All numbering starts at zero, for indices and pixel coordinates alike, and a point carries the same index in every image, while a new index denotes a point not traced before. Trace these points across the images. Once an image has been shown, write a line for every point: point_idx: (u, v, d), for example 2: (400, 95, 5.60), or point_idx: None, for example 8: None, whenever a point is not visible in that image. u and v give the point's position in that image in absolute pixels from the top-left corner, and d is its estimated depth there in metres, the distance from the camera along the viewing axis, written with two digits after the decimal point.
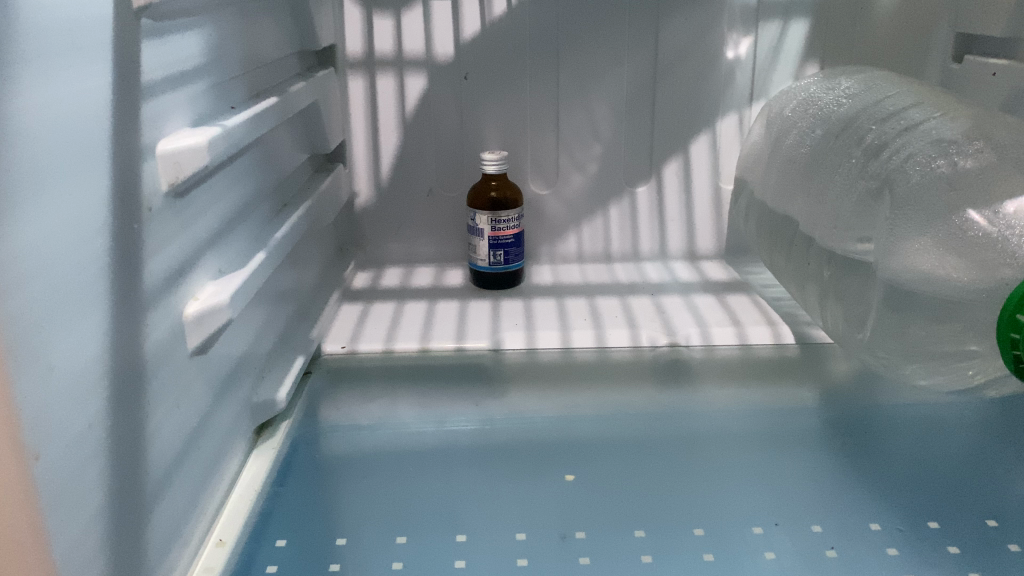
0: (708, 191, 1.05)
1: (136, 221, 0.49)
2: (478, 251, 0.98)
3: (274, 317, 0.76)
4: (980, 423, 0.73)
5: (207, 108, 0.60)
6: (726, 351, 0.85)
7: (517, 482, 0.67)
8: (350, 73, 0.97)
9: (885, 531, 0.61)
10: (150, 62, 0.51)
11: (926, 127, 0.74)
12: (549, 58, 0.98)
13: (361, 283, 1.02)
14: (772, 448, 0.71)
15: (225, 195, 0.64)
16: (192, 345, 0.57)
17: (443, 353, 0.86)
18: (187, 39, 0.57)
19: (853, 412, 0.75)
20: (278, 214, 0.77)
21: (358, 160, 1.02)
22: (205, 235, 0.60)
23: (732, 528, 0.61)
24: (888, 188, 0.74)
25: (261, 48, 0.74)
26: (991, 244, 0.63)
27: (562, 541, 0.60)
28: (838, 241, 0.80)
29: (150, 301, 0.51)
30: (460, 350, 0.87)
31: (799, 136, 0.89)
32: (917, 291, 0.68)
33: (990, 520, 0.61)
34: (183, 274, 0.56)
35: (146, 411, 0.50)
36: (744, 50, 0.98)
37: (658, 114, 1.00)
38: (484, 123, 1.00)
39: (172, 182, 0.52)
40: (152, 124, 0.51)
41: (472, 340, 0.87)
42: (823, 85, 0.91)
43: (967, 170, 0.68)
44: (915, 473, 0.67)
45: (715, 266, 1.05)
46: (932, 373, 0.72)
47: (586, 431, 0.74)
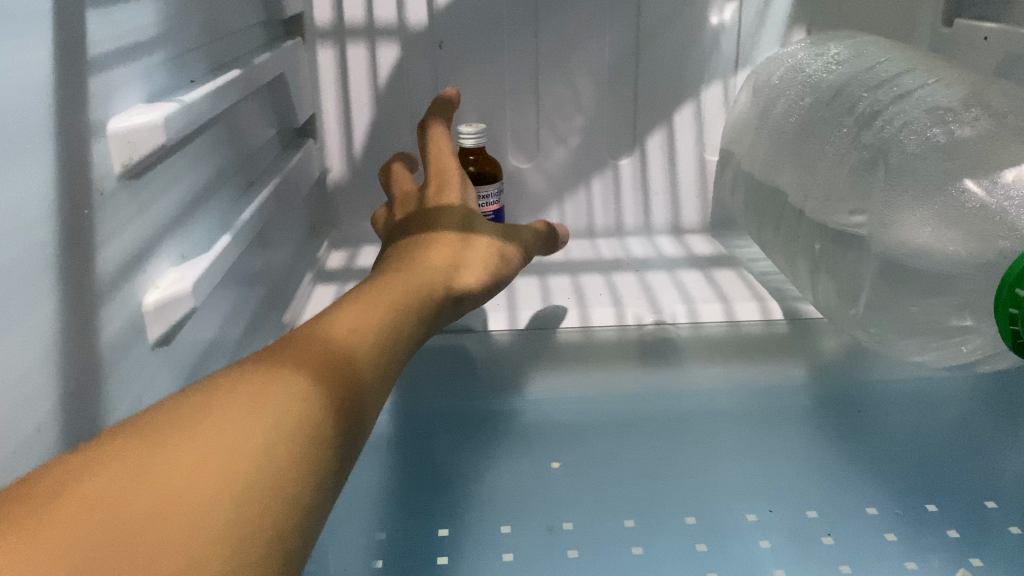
0: (693, 162, 1.02)
1: (87, 206, 0.45)
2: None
3: (244, 301, 0.73)
4: (977, 400, 0.71)
5: (163, 82, 0.57)
6: (714, 329, 0.81)
7: (500, 470, 0.65)
8: (320, 43, 0.93)
9: (882, 516, 0.59)
10: (98, 34, 0.47)
11: (920, 94, 0.72)
12: (528, 26, 0.94)
13: (335, 263, 0.98)
14: (763, 428, 0.69)
15: (186, 175, 0.60)
16: (154, 336, 0.53)
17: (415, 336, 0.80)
18: (140, 9, 0.53)
19: (847, 391, 0.73)
20: (246, 193, 0.74)
21: (330, 134, 0.98)
22: (165, 219, 0.57)
23: (726, 516, 0.59)
24: (883, 158, 0.71)
25: (223, 17, 0.70)
26: (989, 216, 0.60)
27: (549, 533, 0.58)
28: (829, 214, 0.77)
29: (104, 292, 0.47)
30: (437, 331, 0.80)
31: (787, 105, 0.86)
32: (913, 265, 0.66)
33: (988, 502, 0.60)
34: (142, 261, 0.53)
35: (105, 408, 0.47)
36: (729, 16, 0.94)
37: (641, 83, 0.97)
38: (460, 95, 0.97)
39: (126, 164, 0.48)
40: (102, 101, 0.47)
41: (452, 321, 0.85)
42: (811, 52, 0.88)
43: (963, 138, 0.65)
44: (911, 453, 0.66)
45: (701, 241, 1.03)
46: (925, 350, 0.70)
47: (574, 415, 0.71)
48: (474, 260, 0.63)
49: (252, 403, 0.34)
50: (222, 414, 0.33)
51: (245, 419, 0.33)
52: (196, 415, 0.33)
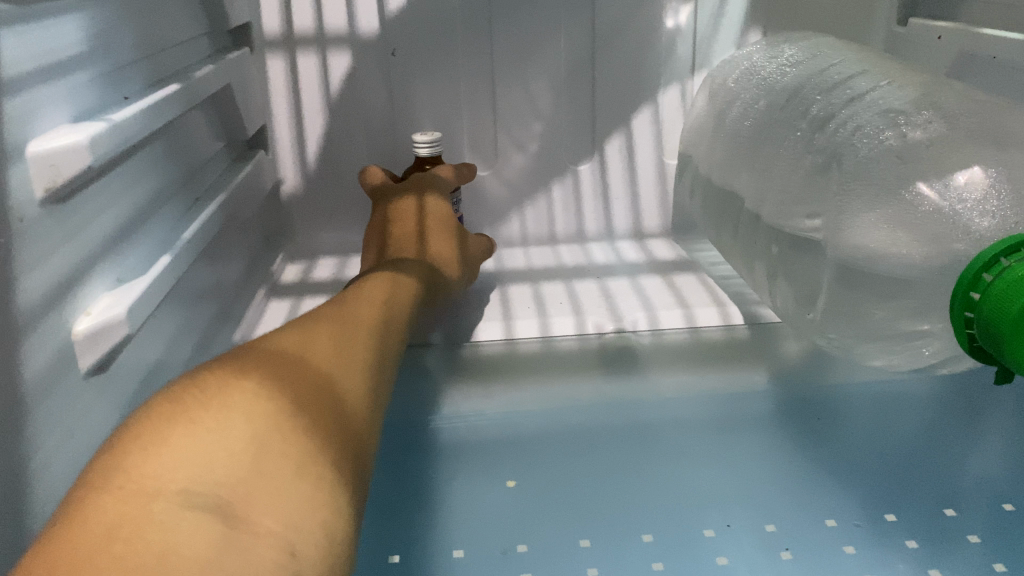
0: (652, 166, 1.01)
1: (3, 233, 0.43)
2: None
3: (191, 321, 0.71)
4: (936, 403, 0.71)
5: (92, 101, 0.54)
6: (674, 336, 0.80)
7: (455, 489, 0.64)
8: (270, 52, 0.91)
9: (841, 528, 0.58)
10: (15, 54, 0.45)
11: (872, 97, 0.71)
12: (481, 32, 0.92)
13: (290, 277, 0.96)
14: (723, 437, 0.68)
15: (121, 195, 0.58)
16: (87, 365, 0.51)
17: None
18: (63, 26, 0.51)
19: (808, 396, 0.73)
20: (191, 210, 0.71)
21: (283, 145, 0.96)
22: (98, 242, 0.55)
23: (684, 533, 0.58)
24: (836, 162, 0.71)
25: (161, 29, 0.68)
26: (942, 218, 0.59)
27: (503, 556, 0.57)
28: (786, 218, 0.76)
29: (26, 324, 0.45)
30: None
31: (742, 109, 0.85)
32: (865, 269, 0.66)
33: (947, 510, 0.59)
34: (70, 287, 0.51)
35: (29, 444, 0.45)
36: (684, 18, 0.93)
37: (599, 88, 0.96)
38: (415, 102, 0.95)
39: (48, 187, 0.46)
40: (21, 124, 0.45)
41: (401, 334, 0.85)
42: (766, 54, 0.88)
43: (915, 141, 0.64)
44: (871, 460, 0.65)
45: (663, 246, 1.02)
46: (887, 354, 0.68)
47: (531, 429, 0.70)
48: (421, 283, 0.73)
49: (299, 369, 0.46)
50: (279, 374, 0.44)
51: (306, 378, 0.45)
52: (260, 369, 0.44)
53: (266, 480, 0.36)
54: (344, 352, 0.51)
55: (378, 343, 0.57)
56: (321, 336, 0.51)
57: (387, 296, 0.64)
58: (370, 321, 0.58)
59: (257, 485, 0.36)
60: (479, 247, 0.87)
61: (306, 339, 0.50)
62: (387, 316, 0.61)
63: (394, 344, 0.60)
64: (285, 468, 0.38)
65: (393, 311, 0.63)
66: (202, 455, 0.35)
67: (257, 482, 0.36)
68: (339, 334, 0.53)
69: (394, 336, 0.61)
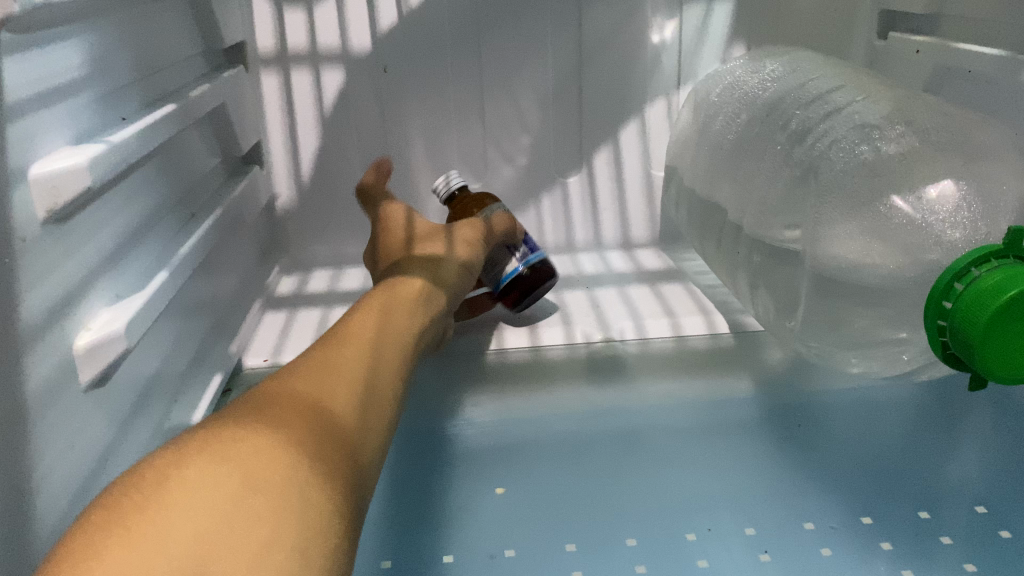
0: (639, 178, 1.03)
1: (6, 253, 0.45)
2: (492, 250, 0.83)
3: (188, 334, 0.72)
4: (915, 408, 0.73)
5: (90, 122, 0.56)
6: (660, 345, 0.81)
7: (445, 495, 0.66)
8: (263, 69, 0.93)
9: (818, 530, 0.60)
10: (15, 81, 0.47)
11: (849, 111, 0.73)
12: (470, 48, 0.94)
13: (285, 289, 0.98)
14: (706, 443, 0.70)
15: (118, 213, 0.60)
16: (86, 378, 0.53)
17: None
18: (62, 51, 0.53)
19: (789, 401, 0.74)
20: (187, 226, 0.73)
21: (276, 160, 0.98)
22: (97, 259, 0.56)
23: (667, 536, 0.60)
24: (814, 174, 0.73)
25: (158, 49, 0.70)
26: (915, 229, 0.61)
27: (491, 560, 0.59)
28: (767, 228, 0.78)
29: (28, 340, 0.47)
30: None
31: (725, 122, 0.87)
32: (840, 279, 0.68)
33: (922, 512, 0.61)
34: (70, 304, 0.52)
35: (31, 455, 0.46)
36: (669, 34, 0.95)
37: (586, 101, 0.98)
38: (406, 117, 0.97)
39: (49, 209, 0.48)
40: (21, 147, 0.47)
41: None
42: (748, 69, 0.90)
43: (888, 155, 0.66)
44: (850, 465, 0.67)
45: (651, 256, 1.04)
46: (866, 361, 0.70)
47: (520, 436, 0.72)
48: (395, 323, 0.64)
49: (274, 439, 0.43)
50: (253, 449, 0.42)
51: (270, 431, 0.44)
52: (230, 449, 0.41)
53: (219, 553, 0.35)
54: (328, 413, 0.49)
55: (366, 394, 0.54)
56: (301, 401, 0.49)
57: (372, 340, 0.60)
58: (352, 372, 0.55)
59: (207, 561, 0.34)
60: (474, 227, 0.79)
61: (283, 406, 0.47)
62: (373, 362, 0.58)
63: (388, 388, 0.57)
64: (256, 546, 0.36)
65: (383, 356, 0.60)
66: (150, 552, 0.34)
67: (210, 560, 0.34)
68: (318, 395, 0.50)
69: (386, 379, 0.58)
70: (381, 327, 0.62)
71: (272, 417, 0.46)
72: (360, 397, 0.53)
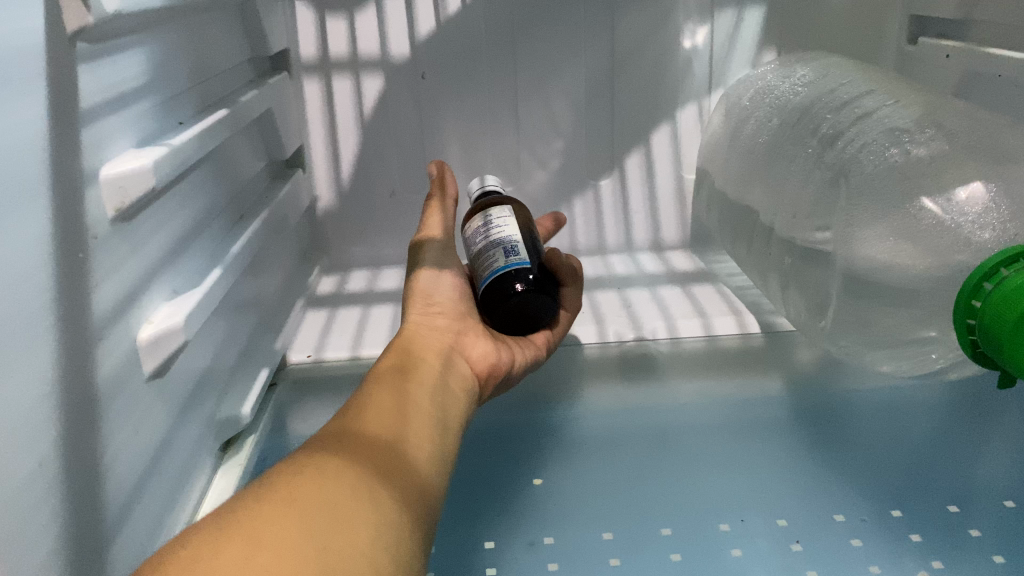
0: (671, 181, 1.05)
1: (82, 249, 0.48)
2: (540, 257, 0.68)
3: (238, 330, 0.75)
4: (946, 407, 0.74)
5: (151, 127, 0.59)
6: (692, 344, 0.83)
7: (484, 485, 0.68)
8: (306, 76, 0.96)
9: (849, 522, 0.62)
10: (89, 87, 0.49)
11: (879, 116, 0.75)
12: (505, 55, 0.97)
13: (325, 289, 1.01)
14: (737, 438, 0.72)
15: (177, 213, 0.63)
16: (148, 369, 0.56)
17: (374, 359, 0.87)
18: (127, 59, 0.56)
19: (820, 399, 0.76)
20: (236, 226, 0.76)
21: (317, 163, 1.01)
22: (158, 256, 0.59)
23: (700, 526, 0.62)
24: (844, 177, 0.74)
25: (211, 57, 0.73)
26: (945, 231, 0.63)
27: (530, 548, 0.61)
28: (799, 230, 0.79)
29: (100, 330, 0.50)
30: None
31: (756, 126, 0.89)
32: (875, 280, 0.69)
33: (951, 506, 0.63)
34: (135, 298, 0.55)
35: (102, 439, 0.49)
36: (701, 39, 0.97)
37: (618, 106, 1.00)
38: (443, 122, 1.00)
39: (118, 208, 0.51)
40: (94, 150, 0.50)
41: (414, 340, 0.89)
42: (779, 74, 0.92)
43: (918, 158, 0.68)
44: (880, 461, 0.68)
45: (682, 258, 1.06)
46: (895, 360, 0.71)
47: (556, 430, 0.74)
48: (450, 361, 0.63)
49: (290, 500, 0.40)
50: (267, 516, 0.39)
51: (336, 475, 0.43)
52: (242, 517, 0.39)
53: None
54: (351, 466, 0.45)
55: (391, 443, 0.50)
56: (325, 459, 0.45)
57: (386, 389, 0.55)
58: (374, 424, 0.51)
59: None
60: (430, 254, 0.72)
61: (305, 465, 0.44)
62: (395, 408, 0.53)
63: (430, 435, 0.54)
64: None
65: (406, 401, 0.55)
66: None
67: None
68: (380, 447, 0.49)
69: (413, 423, 0.53)
70: (393, 374, 0.57)
71: (292, 476, 0.42)
72: (393, 448, 0.49)
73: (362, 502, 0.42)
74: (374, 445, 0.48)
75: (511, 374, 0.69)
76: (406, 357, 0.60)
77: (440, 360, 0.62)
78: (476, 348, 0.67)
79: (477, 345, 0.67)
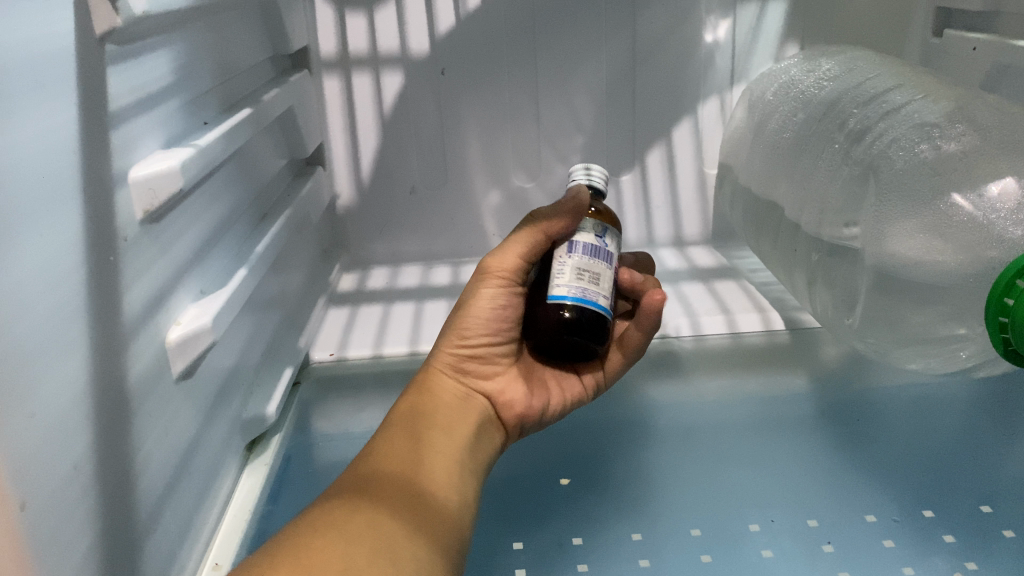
0: (692, 176, 1.04)
1: (113, 252, 0.48)
2: (601, 279, 0.57)
3: (262, 328, 0.75)
4: (975, 405, 0.73)
5: (177, 127, 0.59)
6: (716, 341, 0.83)
7: (514, 484, 0.68)
8: (326, 72, 0.96)
9: (880, 523, 0.61)
10: (118, 88, 0.49)
11: (908, 110, 0.74)
12: (526, 50, 0.96)
13: (347, 286, 1.01)
14: (763, 438, 0.72)
15: (203, 214, 0.63)
16: (177, 370, 0.56)
17: (396, 358, 0.87)
18: (153, 60, 0.55)
19: (847, 397, 0.75)
20: (259, 225, 0.76)
21: (337, 160, 1.01)
22: (185, 257, 0.59)
23: (730, 526, 0.62)
24: (873, 172, 0.73)
25: (234, 55, 0.73)
26: (975, 227, 0.62)
27: (560, 548, 0.62)
28: (827, 227, 0.78)
29: (130, 332, 0.50)
30: (414, 353, 0.87)
31: (781, 121, 0.88)
32: (904, 276, 0.67)
33: (984, 506, 0.62)
34: (163, 300, 0.55)
35: (135, 441, 0.50)
36: (723, 33, 0.96)
37: (639, 101, 0.99)
38: (462, 118, 0.99)
39: (147, 209, 0.50)
40: (123, 152, 0.50)
41: (427, 342, 0.88)
42: (803, 67, 0.91)
43: (949, 154, 0.67)
44: (908, 461, 0.68)
45: (703, 253, 1.05)
46: (923, 357, 0.71)
47: (583, 429, 0.74)
48: (467, 405, 0.63)
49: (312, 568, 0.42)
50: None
51: (351, 540, 0.45)
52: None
53: None
54: (371, 527, 0.46)
55: (411, 496, 0.51)
56: (345, 520, 0.46)
57: (406, 439, 0.56)
58: (395, 475, 0.52)
59: None
60: (493, 291, 0.62)
61: (329, 527, 0.45)
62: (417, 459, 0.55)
63: (447, 486, 0.54)
64: None
65: (423, 452, 0.55)
66: None
67: None
68: (395, 504, 0.49)
69: (433, 471, 0.54)
70: (414, 421, 0.58)
71: (316, 540, 0.44)
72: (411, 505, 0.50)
73: (382, 565, 0.44)
74: (394, 498, 0.50)
75: (545, 414, 0.68)
76: (426, 404, 0.61)
77: (463, 409, 0.62)
78: (504, 393, 0.65)
79: (509, 389, 0.65)
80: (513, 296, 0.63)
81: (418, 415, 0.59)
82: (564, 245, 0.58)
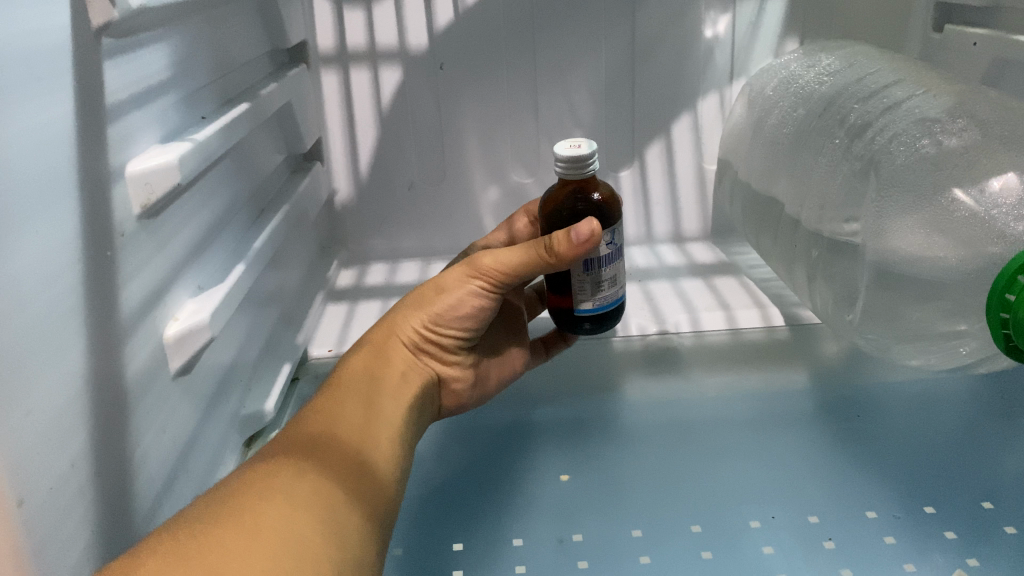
0: (692, 172, 1.04)
1: (110, 247, 0.47)
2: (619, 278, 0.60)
3: (260, 324, 0.75)
4: (975, 400, 0.73)
5: (175, 122, 0.58)
6: (716, 337, 0.80)
7: (516, 482, 0.68)
8: (324, 68, 0.96)
9: (881, 519, 0.61)
10: (114, 83, 0.49)
11: (909, 106, 0.73)
12: (524, 46, 0.96)
13: (345, 282, 1.01)
14: (763, 434, 0.71)
15: (200, 210, 0.62)
16: (175, 366, 0.55)
17: None
18: (150, 53, 0.55)
19: (846, 393, 0.75)
20: (257, 221, 0.76)
21: (335, 155, 1.01)
22: (182, 253, 0.59)
23: (731, 522, 0.62)
24: (874, 168, 0.73)
25: (231, 50, 0.72)
26: (977, 222, 0.61)
27: (560, 545, 0.61)
28: (827, 223, 0.78)
29: (128, 328, 0.49)
30: None
31: (781, 116, 0.88)
32: (905, 273, 0.67)
33: (984, 502, 0.62)
34: (161, 295, 0.55)
35: (132, 437, 0.49)
36: (723, 28, 0.96)
37: (639, 96, 0.99)
38: (461, 114, 0.99)
39: (144, 204, 0.50)
40: (120, 147, 0.49)
41: None
42: (803, 63, 0.91)
43: (950, 149, 0.66)
44: (908, 456, 0.68)
45: (702, 249, 1.05)
46: (923, 353, 0.71)
47: (583, 427, 0.74)
48: (417, 377, 0.62)
49: (255, 530, 0.40)
50: (235, 541, 0.38)
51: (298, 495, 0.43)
52: (208, 545, 0.38)
53: None
54: (319, 490, 0.45)
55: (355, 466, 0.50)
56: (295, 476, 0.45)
57: (354, 403, 0.55)
58: (346, 446, 0.51)
59: None
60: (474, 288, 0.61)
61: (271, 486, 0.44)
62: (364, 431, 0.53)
63: (386, 457, 0.53)
64: None
65: (370, 420, 0.54)
66: None
67: None
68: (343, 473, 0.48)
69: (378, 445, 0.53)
70: (364, 384, 0.57)
71: (257, 498, 0.42)
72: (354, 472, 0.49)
73: (324, 531, 0.42)
74: (340, 466, 0.48)
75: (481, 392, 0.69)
76: (383, 372, 0.59)
77: (413, 383, 0.61)
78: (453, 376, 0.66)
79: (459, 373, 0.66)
80: (489, 298, 0.61)
81: (368, 377, 0.58)
82: (579, 266, 0.58)
